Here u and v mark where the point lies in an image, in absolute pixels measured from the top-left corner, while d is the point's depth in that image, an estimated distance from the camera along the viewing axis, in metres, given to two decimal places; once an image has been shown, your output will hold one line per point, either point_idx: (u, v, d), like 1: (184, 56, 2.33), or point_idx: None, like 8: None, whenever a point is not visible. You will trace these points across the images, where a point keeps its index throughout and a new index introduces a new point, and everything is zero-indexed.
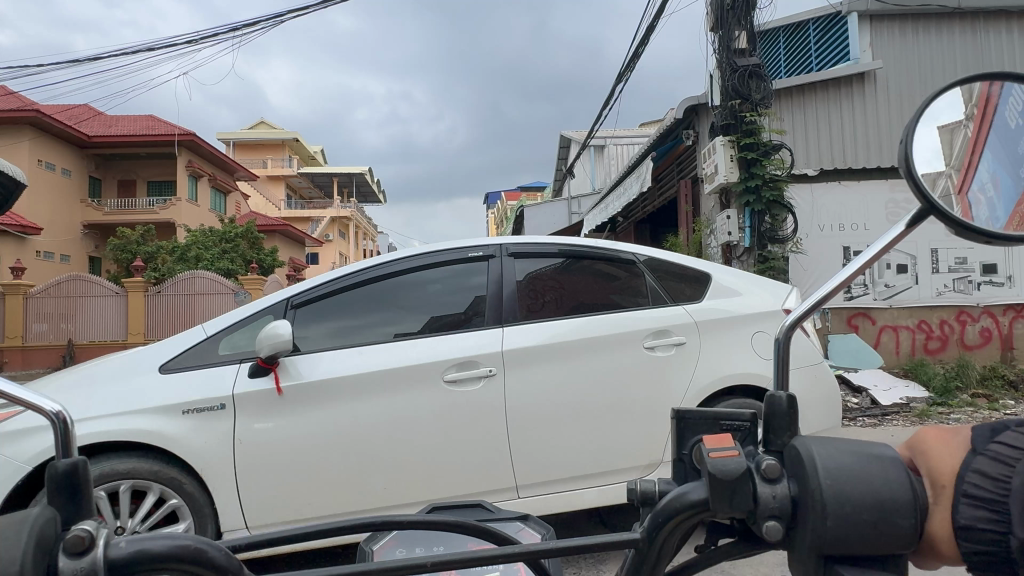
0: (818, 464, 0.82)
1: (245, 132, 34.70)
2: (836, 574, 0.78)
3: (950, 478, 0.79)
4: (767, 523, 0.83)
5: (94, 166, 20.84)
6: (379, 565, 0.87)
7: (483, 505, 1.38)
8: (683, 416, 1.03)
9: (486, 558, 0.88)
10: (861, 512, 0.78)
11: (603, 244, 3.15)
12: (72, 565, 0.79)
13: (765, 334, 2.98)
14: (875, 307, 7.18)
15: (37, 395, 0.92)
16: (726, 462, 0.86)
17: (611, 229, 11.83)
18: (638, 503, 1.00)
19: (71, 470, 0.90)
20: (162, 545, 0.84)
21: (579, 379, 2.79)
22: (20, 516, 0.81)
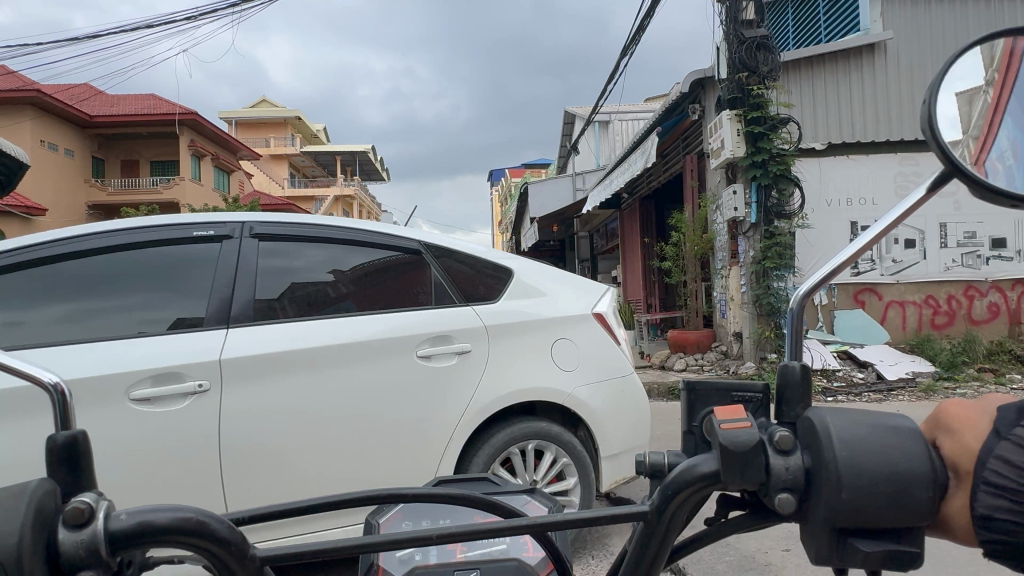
0: (832, 435, 0.80)
1: (246, 111, 34.41)
2: (852, 549, 0.76)
3: (970, 461, 0.76)
4: (779, 496, 0.81)
5: (96, 147, 20.76)
6: (382, 537, 0.86)
7: (489, 478, 1.37)
8: (693, 388, 1.00)
9: (488, 530, 0.87)
10: (876, 483, 0.76)
11: (382, 228, 2.81)
12: (74, 538, 0.79)
13: (568, 342, 2.84)
14: (882, 282, 7.11)
15: (29, 366, 0.91)
16: (738, 433, 0.84)
17: (615, 206, 11.72)
18: (646, 476, 0.99)
19: (70, 442, 0.89)
20: (165, 517, 0.84)
21: (349, 393, 2.48)
22: (18, 488, 0.80)
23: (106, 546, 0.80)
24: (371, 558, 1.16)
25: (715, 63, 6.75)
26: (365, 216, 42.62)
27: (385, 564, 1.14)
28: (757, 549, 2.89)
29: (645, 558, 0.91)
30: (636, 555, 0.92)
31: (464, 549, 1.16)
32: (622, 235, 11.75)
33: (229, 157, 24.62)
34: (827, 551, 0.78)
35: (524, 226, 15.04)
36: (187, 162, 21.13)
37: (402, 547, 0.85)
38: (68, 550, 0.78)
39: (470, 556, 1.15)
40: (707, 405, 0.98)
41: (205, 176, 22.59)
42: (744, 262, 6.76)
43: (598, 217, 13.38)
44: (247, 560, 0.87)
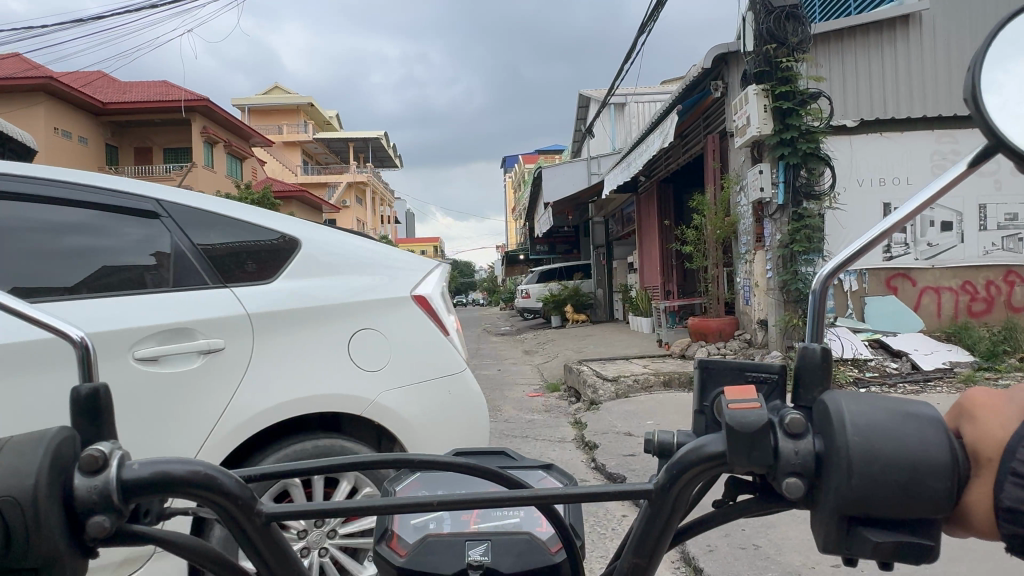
0: (848, 421, 0.76)
1: (260, 98, 34.45)
2: (862, 537, 0.73)
3: (998, 452, 0.72)
4: (787, 480, 0.78)
5: (110, 134, 20.85)
6: (383, 502, 0.84)
7: (506, 451, 1.30)
8: (707, 364, 0.96)
9: (491, 501, 0.86)
10: (890, 471, 0.73)
11: (107, 191, 2.22)
12: (87, 484, 0.77)
13: (376, 332, 2.32)
14: (916, 267, 6.98)
15: (60, 321, 0.90)
16: (747, 414, 0.81)
17: (632, 189, 11.56)
18: (654, 455, 0.96)
19: (92, 392, 0.88)
20: (178, 468, 0.81)
21: (23, 412, 1.83)
22: (36, 434, 0.79)
23: (119, 492, 0.79)
24: (385, 522, 1.11)
25: (742, 38, 6.67)
26: (378, 202, 42.62)
27: (399, 530, 1.10)
28: (796, 556, 2.82)
29: (648, 541, 0.89)
30: (639, 537, 0.89)
31: (478, 520, 1.10)
32: (638, 219, 11.61)
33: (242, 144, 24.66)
34: (835, 539, 0.75)
35: (538, 211, 14.92)
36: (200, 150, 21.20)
37: (398, 513, 0.84)
38: (82, 495, 0.77)
39: (483, 529, 1.08)
40: (719, 384, 0.94)
41: (218, 163, 22.66)
42: (771, 246, 6.68)
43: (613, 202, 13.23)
44: (254, 513, 0.84)
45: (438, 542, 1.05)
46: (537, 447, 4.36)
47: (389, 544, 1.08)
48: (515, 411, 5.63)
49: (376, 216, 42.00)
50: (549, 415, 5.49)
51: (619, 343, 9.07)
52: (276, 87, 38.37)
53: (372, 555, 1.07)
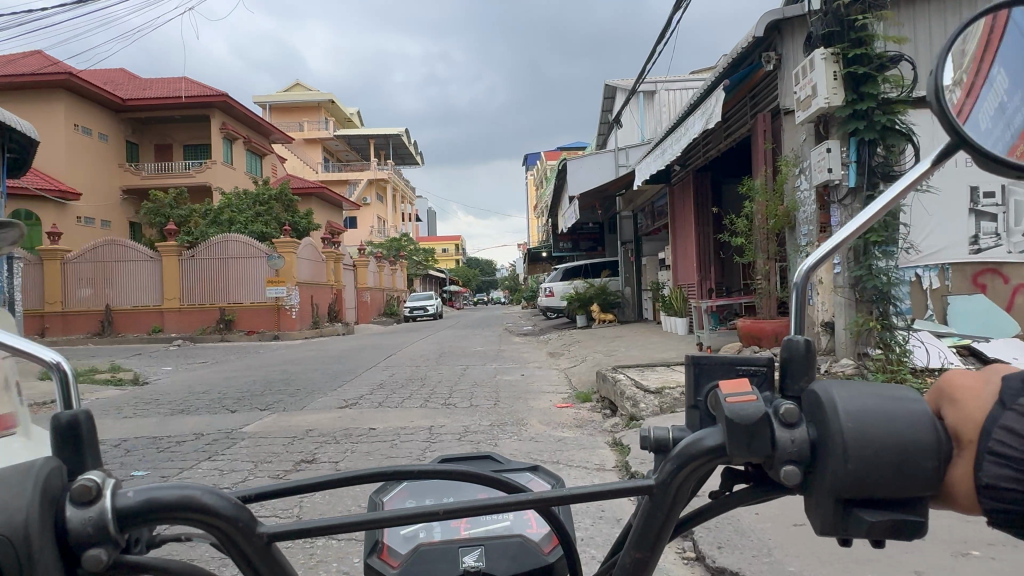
0: (837, 407, 0.77)
1: (279, 95, 34.90)
2: (857, 518, 0.74)
3: (976, 434, 0.73)
4: (785, 469, 0.79)
5: (130, 131, 21.28)
6: (387, 514, 0.84)
7: (492, 456, 1.37)
8: (698, 360, 0.97)
9: (496, 506, 0.86)
10: (883, 454, 0.73)
11: None
12: (82, 515, 0.80)
13: None
14: (1008, 262, 6.38)
15: (36, 348, 0.93)
16: (745, 406, 0.81)
17: (666, 179, 11.35)
18: (651, 451, 0.97)
19: (74, 423, 0.91)
20: (171, 495, 0.85)
21: None
22: (28, 465, 0.82)
23: (116, 520, 0.82)
24: (376, 536, 1.16)
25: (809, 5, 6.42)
26: (399, 199, 42.74)
27: (390, 542, 1.15)
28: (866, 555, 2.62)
29: (651, 533, 0.89)
30: (639, 532, 0.89)
31: (468, 525, 1.16)
32: (673, 210, 11.32)
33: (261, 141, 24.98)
34: (832, 522, 0.75)
35: (562, 205, 14.77)
36: (219, 146, 21.50)
37: (404, 524, 0.83)
38: (75, 528, 0.80)
39: (474, 534, 1.14)
40: (713, 378, 0.95)
41: (238, 160, 22.97)
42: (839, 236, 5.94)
43: (643, 194, 13.00)
44: (255, 536, 0.86)
45: (430, 552, 1.10)
46: (557, 452, 4.31)
47: (380, 556, 1.13)
48: (535, 413, 5.57)
49: (397, 212, 42.19)
50: (568, 418, 5.44)
51: (643, 343, 8.96)
52: (299, 85, 38.75)
53: (364, 567, 1.11)
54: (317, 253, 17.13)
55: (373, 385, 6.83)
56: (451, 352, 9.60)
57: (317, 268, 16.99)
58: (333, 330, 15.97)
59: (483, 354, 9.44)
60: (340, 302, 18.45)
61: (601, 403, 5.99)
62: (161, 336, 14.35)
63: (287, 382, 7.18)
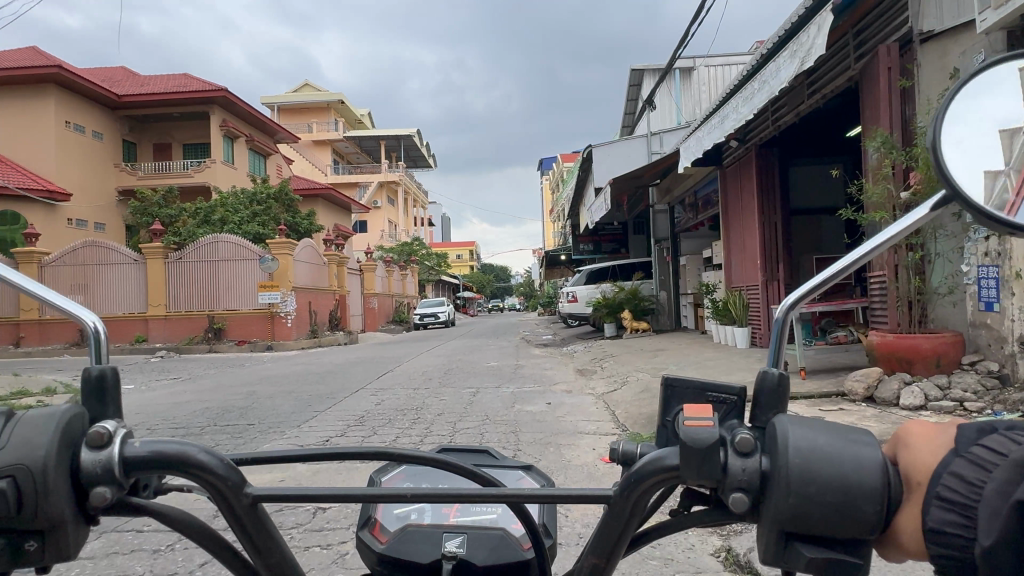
0: (790, 444, 0.80)
1: (288, 97, 35.31)
2: (797, 552, 0.77)
3: (924, 476, 0.76)
4: (733, 495, 0.82)
5: (128, 129, 21.66)
6: (373, 491, 0.91)
7: (488, 450, 1.35)
8: (671, 382, 0.99)
9: (461, 495, 0.89)
10: (824, 493, 0.76)
11: None
12: (92, 458, 0.85)
13: None
14: None
15: (75, 305, 0.99)
16: (700, 431, 0.84)
17: (718, 162, 9.98)
18: (619, 463, 1.00)
19: (105, 374, 0.98)
20: (172, 447, 0.89)
21: None
22: (51, 409, 0.88)
23: (121, 467, 0.87)
24: (369, 511, 1.19)
25: None
26: (412, 203, 42.89)
27: (382, 519, 1.17)
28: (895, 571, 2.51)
29: (606, 541, 0.93)
30: (596, 537, 0.93)
31: (457, 513, 1.16)
32: (728, 193, 9.90)
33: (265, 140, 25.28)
34: (772, 551, 0.78)
35: (588, 192, 13.69)
36: (218, 144, 21.76)
37: (380, 501, 0.90)
38: (87, 468, 0.85)
39: (460, 522, 1.14)
40: (682, 401, 0.97)
41: (238, 155, 23.22)
42: None
43: (687, 180, 11.80)
44: (242, 495, 0.90)
45: (415, 533, 1.12)
46: (568, 472, 4.07)
47: (371, 530, 1.16)
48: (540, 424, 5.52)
49: (410, 217, 42.30)
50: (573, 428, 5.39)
51: (654, 355, 8.87)
52: (310, 85, 39.05)
53: (355, 539, 1.15)
54: (317, 257, 17.09)
55: (379, 401, 6.83)
56: (459, 367, 9.61)
57: (318, 272, 17.04)
58: (335, 338, 15.99)
59: (491, 367, 9.44)
60: (343, 308, 18.54)
61: (607, 413, 5.95)
62: (145, 345, 14.31)
63: (291, 397, 7.22)
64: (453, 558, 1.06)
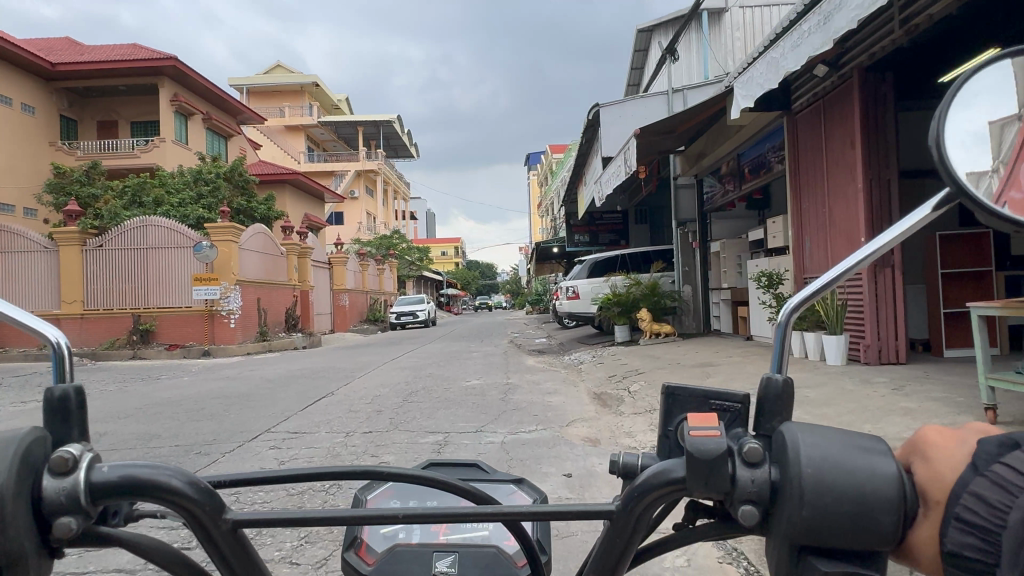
0: (801, 453, 0.77)
1: (259, 79, 34.31)
2: (810, 565, 0.75)
3: (944, 494, 0.73)
4: (743, 508, 0.79)
5: (67, 104, 20.95)
6: (362, 512, 0.86)
7: (479, 464, 1.31)
8: (672, 390, 0.95)
9: (456, 516, 0.85)
10: (840, 503, 0.73)
11: None
12: (56, 486, 0.81)
13: None
14: None
15: (38, 324, 0.95)
16: (706, 441, 0.81)
17: (786, 107, 7.78)
18: (619, 476, 0.97)
19: (67, 394, 0.93)
20: (142, 472, 0.84)
21: None
22: (9, 432, 0.82)
23: (87, 494, 0.82)
24: (354, 531, 1.14)
25: None
26: (392, 194, 42.32)
27: (369, 540, 1.13)
28: None
29: (609, 558, 0.89)
30: (599, 554, 0.90)
31: (448, 531, 1.12)
32: (800, 148, 7.62)
33: (223, 118, 24.07)
34: (785, 565, 0.76)
35: (592, 162, 11.17)
36: (169, 121, 20.74)
37: (365, 525, 0.85)
38: (50, 497, 0.80)
39: (452, 540, 1.10)
40: (685, 410, 0.93)
41: (192, 134, 22.20)
42: None
43: (726, 142, 9.62)
44: (222, 520, 0.86)
45: (406, 552, 1.08)
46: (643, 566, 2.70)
47: (358, 552, 1.11)
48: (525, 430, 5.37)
49: (389, 209, 41.78)
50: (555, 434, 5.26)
51: (638, 359, 8.75)
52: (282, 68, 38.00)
53: (340, 561, 1.10)
54: (268, 245, 16.11)
55: (353, 404, 6.60)
56: (434, 372, 9.24)
57: (277, 267, 16.60)
58: (292, 342, 15.34)
59: (470, 370, 9.23)
60: (305, 304, 18.16)
61: (591, 418, 5.83)
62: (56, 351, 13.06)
63: (262, 400, 6.95)
64: None
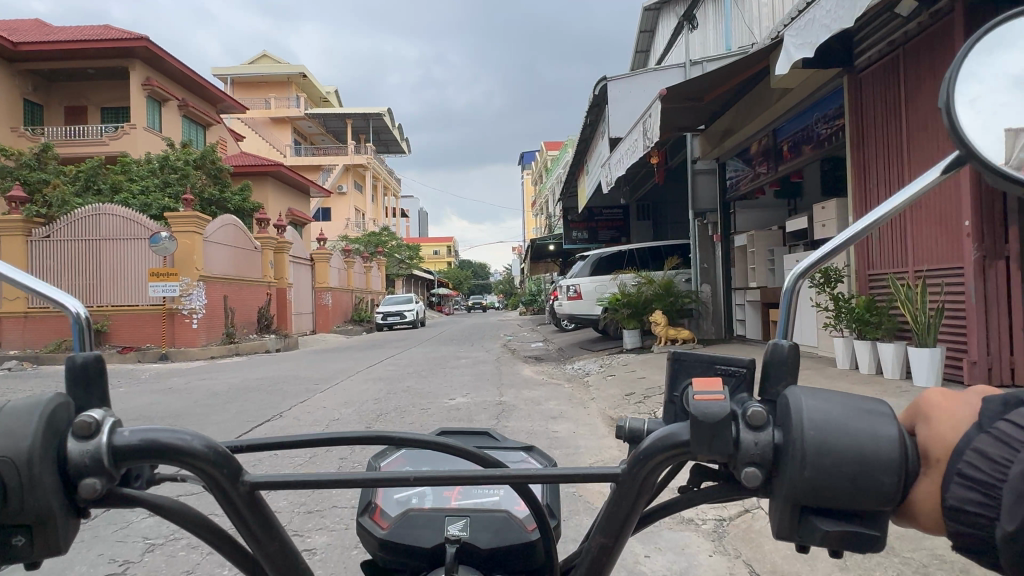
0: (804, 417, 0.80)
1: (246, 68, 33.48)
2: (814, 523, 0.78)
3: (944, 453, 0.77)
4: (745, 470, 0.82)
5: (32, 87, 19.86)
6: (379, 472, 0.87)
7: (488, 433, 1.33)
8: (678, 357, 0.97)
9: (469, 478, 0.86)
10: (841, 464, 0.76)
11: None
12: (81, 449, 0.75)
13: None
14: None
15: (59, 292, 0.88)
16: (710, 405, 0.83)
17: (847, 64, 6.65)
18: (625, 442, 0.99)
19: (91, 360, 0.84)
20: (171, 437, 0.79)
21: None
22: (31, 397, 0.76)
23: (112, 458, 0.76)
24: (369, 496, 1.16)
25: None
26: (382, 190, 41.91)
27: (383, 505, 1.15)
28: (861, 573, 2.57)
29: (615, 521, 0.92)
30: (605, 517, 0.93)
31: (459, 496, 1.15)
32: (866, 114, 6.49)
33: (199, 105, 22.66)
34: (787, 524, 0.79)
35: (598, 143, 10.51)
36: (140, 107, 19.45)
37: (382, 485, 0.86)
38: (75, 460, 0.74)
39: (464, 505, 1.12)
40: (689, 376, 0.95)
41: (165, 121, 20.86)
42: None
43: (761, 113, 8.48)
44: (240, 483, 0.82)
45: (418, 516, 1.10)
46: None
47: (372, 516, 1.13)
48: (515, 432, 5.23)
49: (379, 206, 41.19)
50: (548, 437, 5.12)
51: (635, 365, 8.40)
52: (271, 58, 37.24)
53: (356, 525, 1.12)
54: (238, 237, 14.92)
55: (339, 406, 6.38)
56: (420, 372, 9.02)
57: (250, 263, 15.63)
58: (265, 344, 14.34)
59: (459, 371, 9.02)
60: (280, 304, 17.29)
61: (585, 422, 5.70)
62: None
63: (244, 402, 6.69)
64: (456, 541, 1.03)
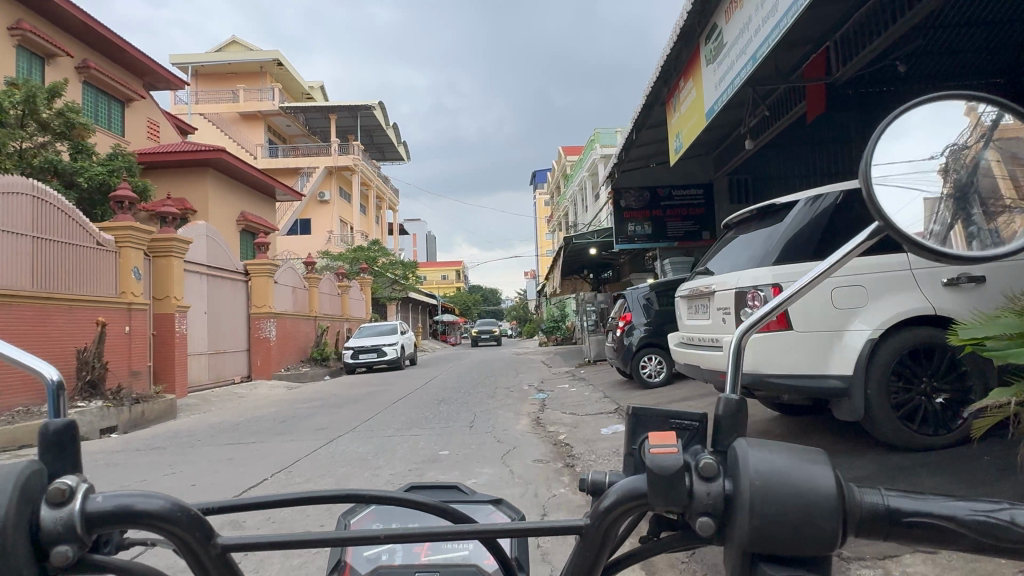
0: (750, 466, 0.82)
1: (214, 58, 30.83)
2: (762, 572, 0.79)
3: None
4: (700, 519, 0.83)
5: None
6: (345, 534, 0.88)
7: (458, 487, 1.37)
8: (637, 412, 1.00)
9: (443, 534, 0.88)
10: (785, 511, 0.78)
11: None
12: (52, 516, 0.78)
13: None
14: None
15: (33, 360, 0.92)
16: (666, 458, 0.85)
17: None
18: (588, 494, 1.01)
19: (63, 427, 0.89)
20: (137, 502, 0.82)
21: None
22: (7, 465, 0.80)
23: (83, 524, 0.79)
24: (339, 555, 1.19)
25: None
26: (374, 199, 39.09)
27: (352, 563, 1.18)
28: None
29: (580, 571, 0.93)
30: (570, 567, 0.94)
31: (429, 552, 1.18)
32: None
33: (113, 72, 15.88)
34: (739, 571, 0.80)
35: None
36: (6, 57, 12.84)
37: (358, 546, 0.87)
38: (47, 527, 0.78)
39: (433, 561, 1.16)
40: (646, 430, 0.98)
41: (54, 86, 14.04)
42: None
43: None
44: (211, 545, 0.85)
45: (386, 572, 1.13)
46: None
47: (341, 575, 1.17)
48: (509, 487, 4.54)
49: (372, 219, 38.88)
50: (540, 482, 4.59)
51: None
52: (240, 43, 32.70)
53: None
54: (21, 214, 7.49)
55: (307, 461, 5.49)
56: (395, 413, 8.06)
57: (93, 271, 8.64)
58: (69, 424, 7.02)
59: (444, 414, 7.82)
60: (163, 344, 10.09)
61: None
62: None
63: (174, 469, 5.51)
64: None
